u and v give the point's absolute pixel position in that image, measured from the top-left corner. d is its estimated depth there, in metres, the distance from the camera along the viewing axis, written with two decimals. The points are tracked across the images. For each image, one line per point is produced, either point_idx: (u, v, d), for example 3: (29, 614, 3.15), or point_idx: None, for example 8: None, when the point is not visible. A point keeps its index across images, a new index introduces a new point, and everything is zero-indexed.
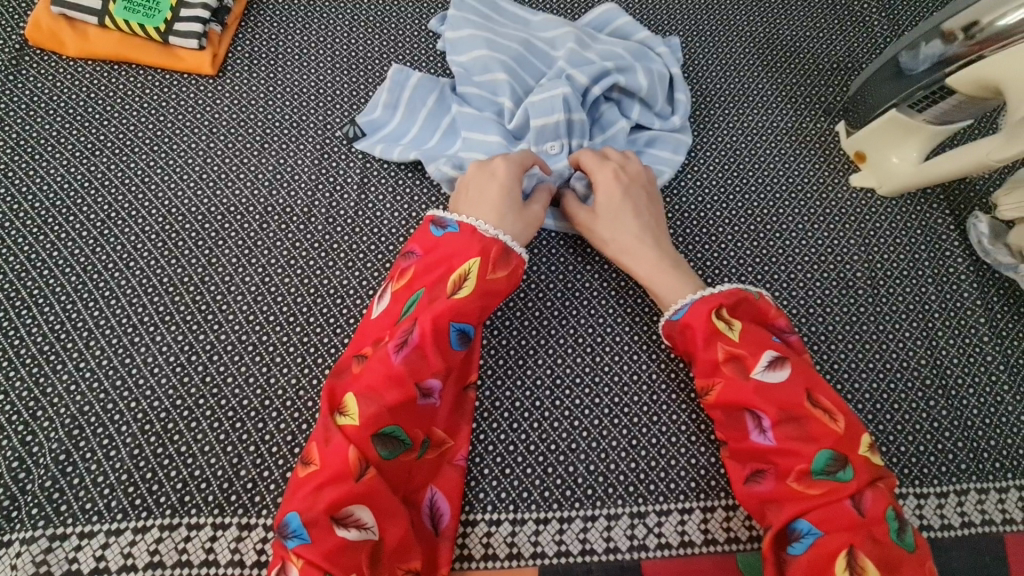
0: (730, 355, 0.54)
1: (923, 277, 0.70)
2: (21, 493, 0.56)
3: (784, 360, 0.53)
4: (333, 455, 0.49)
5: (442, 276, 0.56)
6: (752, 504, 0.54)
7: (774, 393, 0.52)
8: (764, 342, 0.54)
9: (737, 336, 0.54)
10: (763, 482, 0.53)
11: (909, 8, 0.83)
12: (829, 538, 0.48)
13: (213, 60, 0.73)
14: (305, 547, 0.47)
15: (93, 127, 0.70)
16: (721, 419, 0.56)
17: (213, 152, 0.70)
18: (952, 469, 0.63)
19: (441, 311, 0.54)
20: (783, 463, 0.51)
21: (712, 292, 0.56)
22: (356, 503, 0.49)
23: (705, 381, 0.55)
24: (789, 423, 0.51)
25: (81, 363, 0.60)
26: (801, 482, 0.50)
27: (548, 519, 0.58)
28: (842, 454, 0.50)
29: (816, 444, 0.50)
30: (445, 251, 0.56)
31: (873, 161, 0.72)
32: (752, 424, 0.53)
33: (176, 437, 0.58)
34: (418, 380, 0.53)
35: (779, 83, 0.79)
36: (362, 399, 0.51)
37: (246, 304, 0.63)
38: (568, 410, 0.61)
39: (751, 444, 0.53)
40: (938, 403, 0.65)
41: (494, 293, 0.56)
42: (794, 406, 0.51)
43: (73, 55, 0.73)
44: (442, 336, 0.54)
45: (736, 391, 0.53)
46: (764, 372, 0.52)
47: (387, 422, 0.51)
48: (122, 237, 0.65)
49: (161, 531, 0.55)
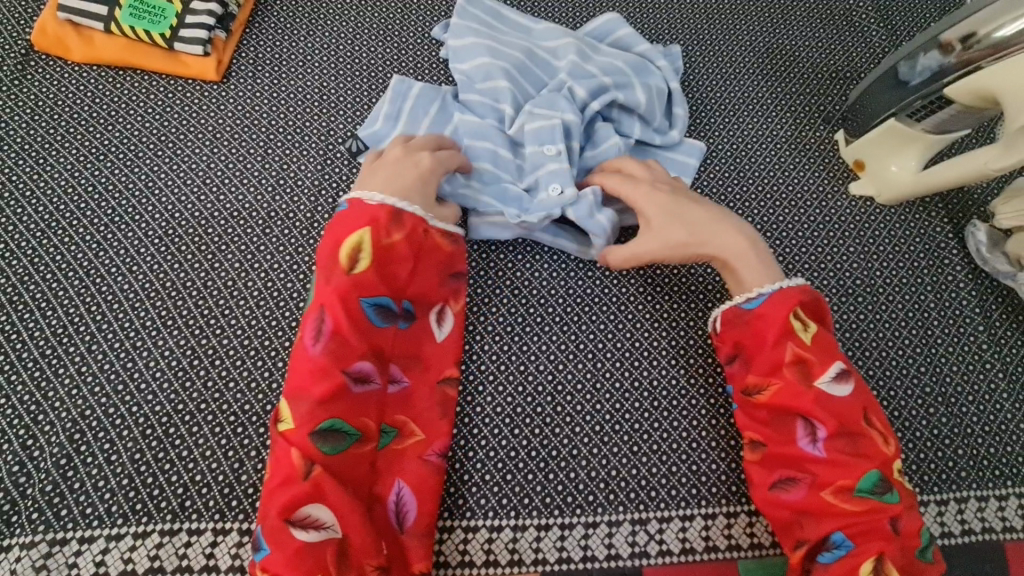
0: (798, 358, 0.54)
1: (921, 284, 0.71)
2: (22, 497, 0.55)
3: (848, 374, 0.54)
4: (279, 462, 0.51)
5: (333, 253, 0.56)
6: (778, 512, 0.54)
7: (835, 406, 0.52)
8: (833, 352, 0.54)
9: (810, 339, 0.54)
10: (795, 490, 0.53)
11: (906, 20, 0.84)
12: (861, 551, 0.50)
13: (217, 67, 0.74)
14: (268, 559, 0.48)
15: (97, 133, 0.71)
16: (765, 421, 0.55)
17: (217, 157, 0.70)
18: (951, 477, 0.63)
19: (346, 296, 0.54)
20: (825, 474, 0.52)
21: (787, 287, 0.57)
22: (313, 504, 0.49)
23: (761, 379, 0.55)
24: (845, 437, 0.52)
25: (83, 367, 0.60)
26: (837, 496, 0.51)
27: (549, 525, 0.58)
28: (887, 475, 0.51)
29: (867, 462, 0.51)
30: (329, 237, 0.57)
31: (872, 170, 0.73)
32: (804, 432, 0.53)
33: (178, 442, 0.57)
34: (343, 366, 0.53)
35: (778, 93, 0.80)
36: (291, 403, 0.52)
37: (248, 309, 0.63)
38: (570, 416, 0.61)
39: (797, 450, 0.53)
40: (938, 410, 0.65)
41: (393, 258, 0.57)
42: (852, 421, 0.52)
43: (79, 61, 0.73)
44: (357, 317, 0.55)
45: (795, 397, 0.53)
46: (830, 382, 0.53)
47: (322, 417, 0.51)
48: (125, 242, 0.65)
49: (162, 536, 0.54)
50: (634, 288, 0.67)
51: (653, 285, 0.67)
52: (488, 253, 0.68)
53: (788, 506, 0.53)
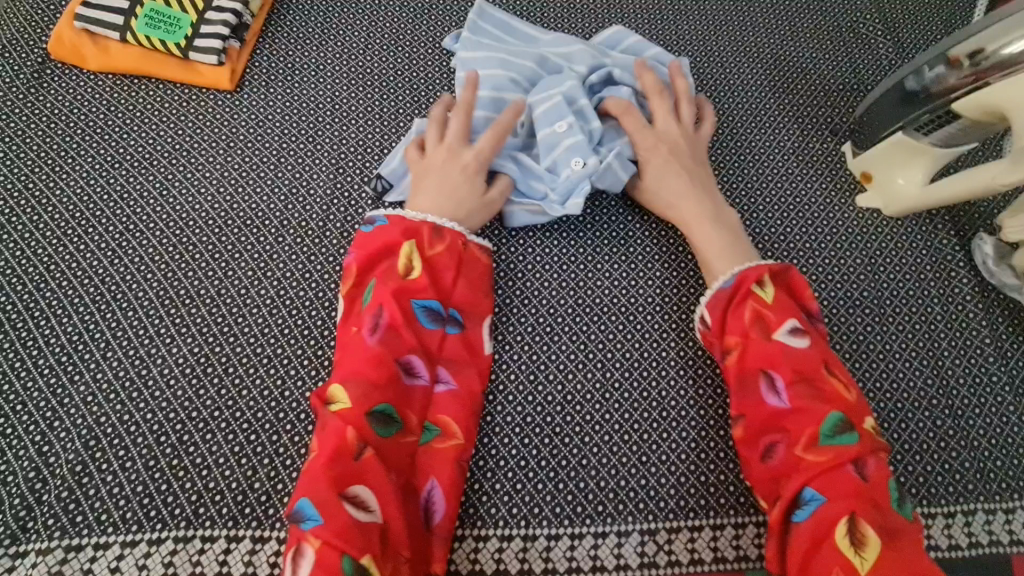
0: (758, 316, 0.57)
1: (928, 297, 0.71)
2: (37, 504, 0.55)
3: (806, 331, 0.57)
4: (330, 436, 0.52)
5: (385, 264, 0.60)
6: (761, 479, 0.54)
7: (794, 357, 0.55)
8: (791, 312, 0.57)
9: (769, 297, 0.58)
10: (772, 453, 0.54)
11: (913, 34, 0.85)
12: (833, 506, 0.49)
13: (231, 76, 0.74)
14: (319, 526, 0.48)
15: (113, 141, 0.71)
16: (733, 387, 0.57)
17: (231, 165, 0.71)
18: (958, 489, 0.63)
19: (402, 291, 0.58)
20: (794, 425, 0.53)
21: (750, 266, 0.60)
22: (360, 484, 0.50)
23: (727, 343, 0.58)
24: (804, 385, 0.54)
25: (99, 374, 0.60)
26: (808, 449, 0.52)
27: (559, 534, 0.58)
28: (850, 419, 0.52)
29: (828, 407, 0.53)
30: (377, 244, 0.61)
31: (879, 182, 0.74)
32: (768, 388, 0.55)
33: (192, 449, 0.58)
34: (398, 357, 0.57)
35: (785, 104, 0.81)
36: (346, 384, 0.54)
37: (261, 317, 0.64)
38: (580, 426, 0.62)
39: (767, 407, 0.55)
40: (945, 422, 0.66)
41: (439, 268, 0.61)
42: (810, 369, 0.54)
43: (94, 70, 0.74)
44: (412, 313, 0.58)
45: (758, 354, 0.56)
46: (787, 335, 0.56)
47: (378, 400, 0.54)
48: (140, 249, 0.66)
49: (175, 544, 0.55)
50: (643, 298, 0.67)
51: (662, 295, 0.67)
52: (499, 263, 0.68)
53: (768, 474, 0.54)
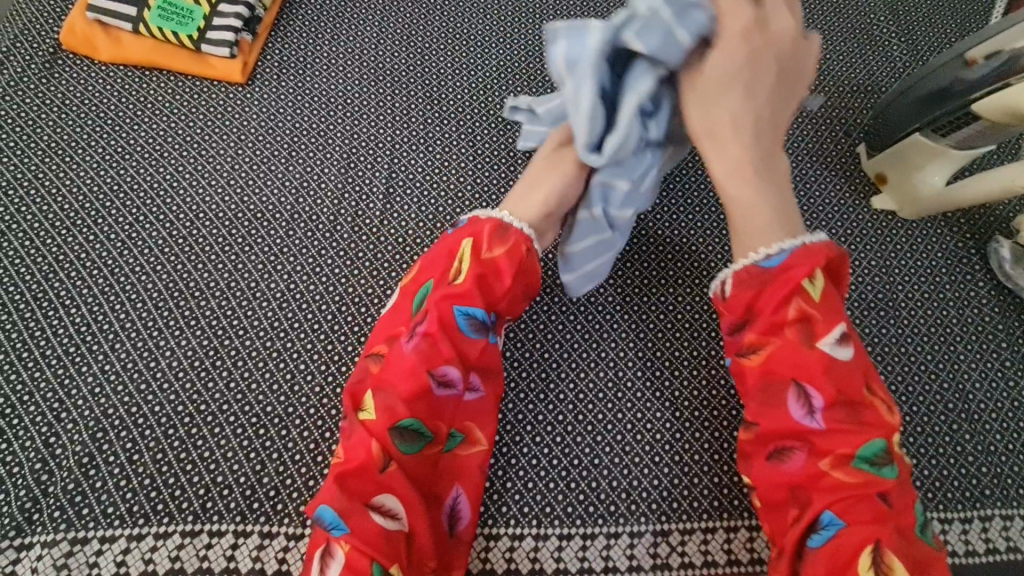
0: (802, 316, 0.48)
1: (944, 300, 0.70)
2: (43, 496, 0.55)
3: (850, 338, 0.49)
4: (357, 446, 0.49)
5: (437, 262, 0.54)
6: (775, 489, 0.49)
7: (839, 371, 0.47)
8: (839, 315, 0.49)
9: (819, 295, 0.48)
10: (791, 463, 0.48)
11: (928, 36, 0.85)
12: (852, 533, 0.45)
13: (243, 69, 0.74)
14: (343, 534, 0.47)
15: (124, 132, 0.71)
16: (756, 389, 0.50)
17: (242, 158, 0.70)
18: (974, 495, 0.63)
19: (445, 296, 0.52)
20: (824, 442, 0.47)
21: (809, 244, 0.50)
22: (388, 492, 0.49)
23: (758, 340, 0.50)
24: (844, 401, 0.47)
25: (107, 366, 0.60)
26: (838, 468, 0.46)
27: (571, 534, 0.58)
28: (890, 445, 0.46)
29: (869, 430, 0.47)
30: (443, 244, 0.55)
31: (894, 183, 0.73)
32: (799, 398, 0.48)
33: (200, 442, 0.57)
34: (433, 370, 0.51)
35: (799, 105, 0.80)
36: (377, 392, 0.51)
37: (271, 310, 0.63)
38: (591, 425, 0.61)
39: (795, 421, 0.48)
40: (961, 427, 0.65)
41: (496, 273, 0.53)
42: (856, 386, 0.47)
43: (105, 60, 0.74)
44: (452, 322, 0.52)
45: (792, 359, 0.48)
46: (833, 345, 0.48)
47: (406, 415, 0.50)
48: (150, 241, 0.66)
49: (183, 538, 0.54)
50: (655, 297, 0.66)
51: (674, 295, 0.66)
52: None
53: (781, 483, 0.49)
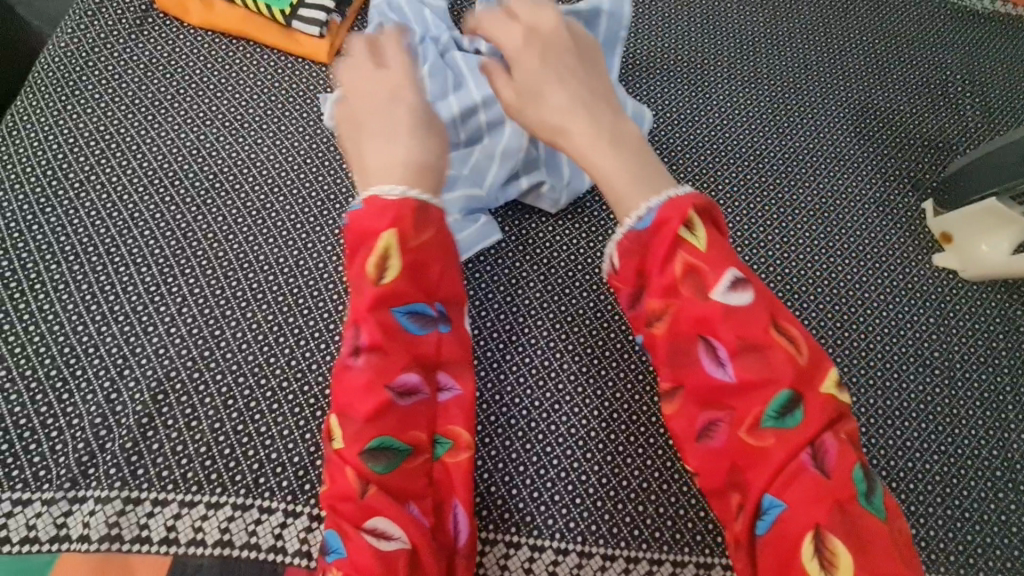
0: (689, 267, 0.49)
1: (999, 365, 0.70)
2: (100, 451, 0.55)
3: (746, 283, 0.49)
4: (338, 476, 0.49)
5: (365, 257, 0.53)
6: (708, 466, 0.50)
7: (734, 320, 0.48)
8: (729, 260, 0.50)
9: (701, 244, 0.49)
10: (715, 437, 0.49)
11: (1003, 100, 0.85)
12: (795, 514, 0.44)
13: (329, 50, 0.74)
14: (341, 561, 0.48)
15: (208, 97, 0.71)
16: (670, 352, 0.51)
17: (321, 138, 0.70)
18: (1016, 566, 0.62)
19: (373, 301, 0.52)
20: (739, 408, 0.47)
21: (678, 197, 0.51)
22: (380, 515, 0.48)
23: (659, 304, 0.51)
24: (746, 355, 0.47)
25: (172, 329, 0.60)
26: (752, 434, 0.47)
27: (615, 555, 0.56)
28: (797, 395, 0.46)
29: (775, 384, 0.46)
30: (356, 231, 0.54)
31: (960, 244, 0.73)
32: (706, 357, 0.49)
33: (257, 417, 0.57)
34: (387, 382, 0.51)
35: (870, 153, 0.81)
36: (343, 421, 0.50)
37: (337, 293, 0.63)
38: (642, 448, 0.61)
39: (708, 381, 0.49)
40: (1008, 495, 0.65)
41: (427, 257, 0.54)
42: (752, 337, 0.47)
43: (196, 24, 0.74)
44: (390, 324, 0.52)
45: (694, 316, 0.49)
46: (724, 294, 0.48)
47: (372, 437, 0.49)
48: (225, 209, 0.66)
49: (234, 510, 0.54)
50: None
51: None
52: (577, 273, 0.68)
53: (718, 464, 0.49)
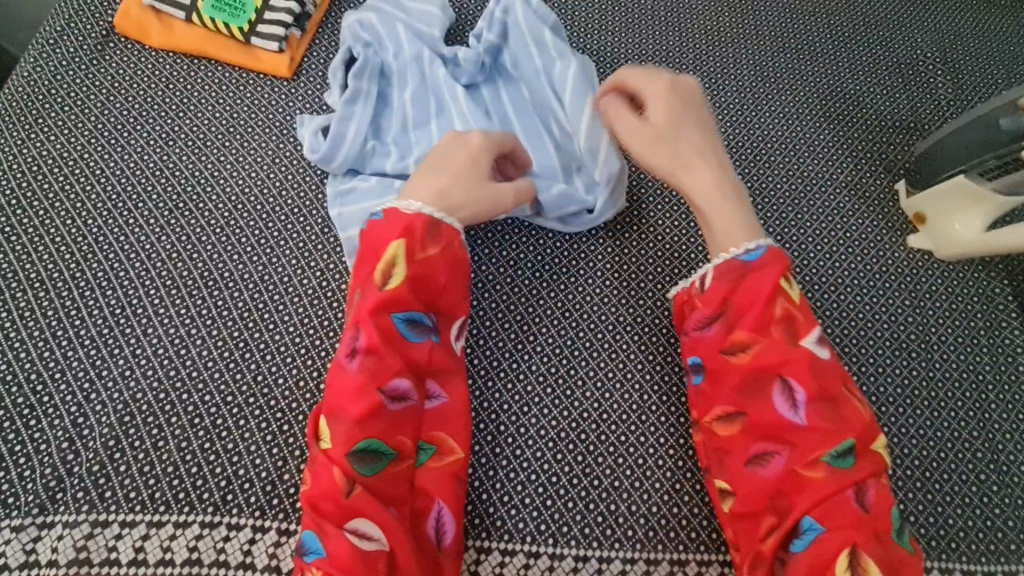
0: (786, 315, 0.53)
1: (977, 346, 0.69)
2: (68, 475, 0.55)
3: (828, 342, 0.54)
4: (321, 474, 0.50)
5: (372, 266, 0.56)
6: (752, 487, 0.52)
7: (820, 367, 0.52)
8: (814, 319, 0.54)
9: (796, 299, 0.54)
10: (768, 464, 0.52)
11: (974, 77, 0.84)
12: (831, 536, 0.47)
13: (290, 64, 0.75)
14: (320, 559, 0.47)
15: (169, 118, 0.72)
16: (738, 385, 0.54)
17: (283, 152, 0.71)
18: (999, 549, 0.61)
19: (377, 307, 0.54)
20: (801, 442, 0.51)
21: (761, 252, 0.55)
22: (361, 516, 0.48)
23: (744, 338, 0.54)
24: (823, 400, 0.51)
25: (138, 350, 0.60)
26: (810, 467, 0.50)
27: (587, 556, 0.56)
28: (861, 444, 0.50)
29: (844, 430, 0.50)
30: (369, 245, 0.57)
31: (932, 225, 0.72)
32: (783, 394, 0.52)
33: (224, 434, 0.57)
34: (381, 385, 0.52)
35: (840, 137, 0.80)
36: (331, 422, 0.51)
37: (301, 306, 0.63)
38: (613, 447, 0.60)
39: (778, 415, 0.52)
40: (989, 477, 0.64)
41: (433, 272, 0.56)
42: (832, 386, 0.51)
43: (156, 46, 0.75)
44: (392, 332, 0.54)
45: (777, 356, 0.52)
46: (814, 344, 0.52)
47: (360, 437, 0.50)
48: (188, 228, 0.66)
49: (201, 528, 0.54)
50: None
51: None
52: (543, 273, 0.68)
53: (762, 487, 0.52)
